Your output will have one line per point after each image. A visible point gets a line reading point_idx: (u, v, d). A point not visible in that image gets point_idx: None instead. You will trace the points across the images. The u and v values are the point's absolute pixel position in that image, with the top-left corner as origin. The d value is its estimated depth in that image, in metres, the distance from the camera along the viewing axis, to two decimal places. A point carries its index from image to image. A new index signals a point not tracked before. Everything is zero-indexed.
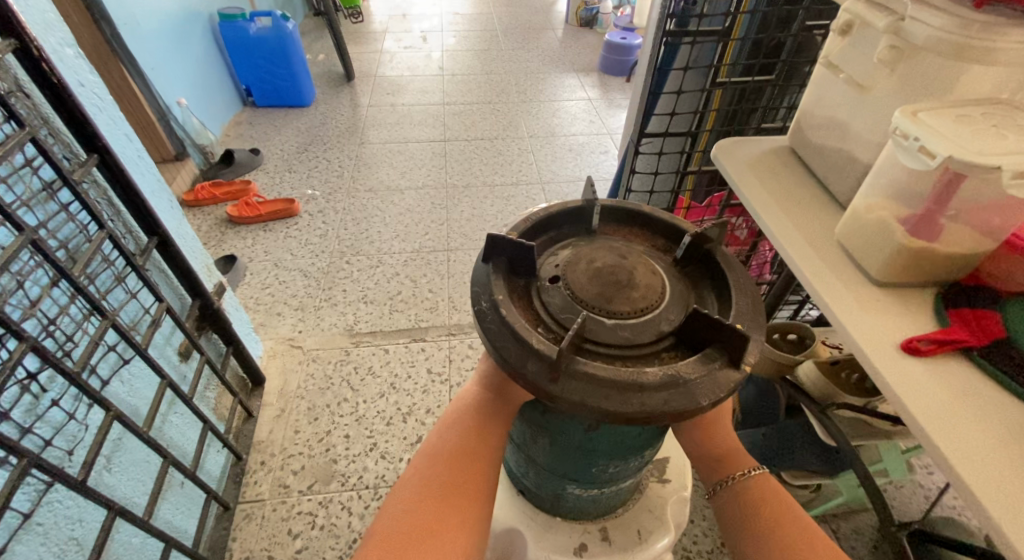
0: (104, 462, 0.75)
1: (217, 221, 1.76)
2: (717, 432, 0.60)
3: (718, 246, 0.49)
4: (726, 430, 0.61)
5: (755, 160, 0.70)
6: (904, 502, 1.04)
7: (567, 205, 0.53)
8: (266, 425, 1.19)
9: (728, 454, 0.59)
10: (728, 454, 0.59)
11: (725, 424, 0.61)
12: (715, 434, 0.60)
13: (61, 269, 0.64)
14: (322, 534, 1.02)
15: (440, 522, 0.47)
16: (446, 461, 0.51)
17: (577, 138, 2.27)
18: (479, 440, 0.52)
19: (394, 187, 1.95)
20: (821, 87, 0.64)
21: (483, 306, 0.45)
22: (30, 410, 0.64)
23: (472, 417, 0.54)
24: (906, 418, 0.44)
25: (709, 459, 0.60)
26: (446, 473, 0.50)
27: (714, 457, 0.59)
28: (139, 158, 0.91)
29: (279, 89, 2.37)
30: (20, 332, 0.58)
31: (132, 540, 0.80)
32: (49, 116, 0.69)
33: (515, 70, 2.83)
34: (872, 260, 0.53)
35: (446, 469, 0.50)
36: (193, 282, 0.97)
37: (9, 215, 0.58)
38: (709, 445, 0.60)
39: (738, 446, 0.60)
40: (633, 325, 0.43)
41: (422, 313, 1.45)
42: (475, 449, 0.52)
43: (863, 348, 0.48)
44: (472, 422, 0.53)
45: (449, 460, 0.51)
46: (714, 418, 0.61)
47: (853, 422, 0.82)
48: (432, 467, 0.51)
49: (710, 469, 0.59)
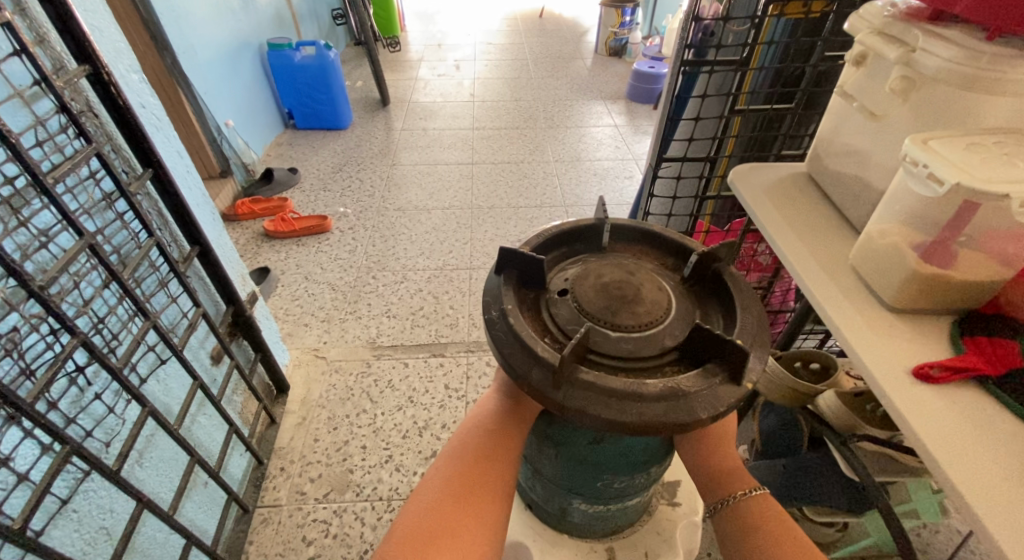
0: (137, 456, 0.79)
1: (254, 235, 1.85)
2: (716, 449, 0.61)
3: (726, 266, 0.50)
4: (729, 448, 0.61)
5: (771, 184, 0.71)
6: (933, 546, 0.99)
7: (579, 223, 0.55)
8: (288, 431, 1.23)
9: (724, 468, 0.59)
10: (725, 469, 0.59)
11: (727, 442, 0.62)
12: (715, 449, 0.61)
13: (113, 272, 0.70)
14: (335, 543, 1.04)
15: (456, 518, 0.48)
16: (464, 462, 0.52)
17: (602, 163, 2.30)
18: (498, 440, 0.54)
19: (421, 207, 2.01)
20: (838, 116, 0.65)
21: (493, 315, 0.47)
22: (76, 401, 0.68)
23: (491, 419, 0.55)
24: (914, 442, 0.43)
25: (707, 472, 0.59)
26: (465, 473, 0.51)
27: (714, 473, 0.59)
28: (188, 173, 0.97)
29: (318, 113, 2.50)
30: (73, 327, 0.63)
31: (157, 535, 0.83)
32: (113, 134, 0.76)
33: (545, 97, 2.91)
34: (885, 286, 0.53)
35: (466, 470, 0.51)
36: (229, 291, 1.02)
37: (73, 221, 0.64)
38: (707, 460, 0.60)
39: (741, 467, 0.59)
40: (637, 338, 0.44)
41: (442, 329, 1.48)
42: (493, 449, 0.53)
43: (872, 374, 0.48)
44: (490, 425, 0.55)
45: (470, 460, 0.52)
46: (716, 436, 0.62)
47: (877, 457, 0.79)
48: (451, 467, 0.52)
49: (709, 483, 0.59)
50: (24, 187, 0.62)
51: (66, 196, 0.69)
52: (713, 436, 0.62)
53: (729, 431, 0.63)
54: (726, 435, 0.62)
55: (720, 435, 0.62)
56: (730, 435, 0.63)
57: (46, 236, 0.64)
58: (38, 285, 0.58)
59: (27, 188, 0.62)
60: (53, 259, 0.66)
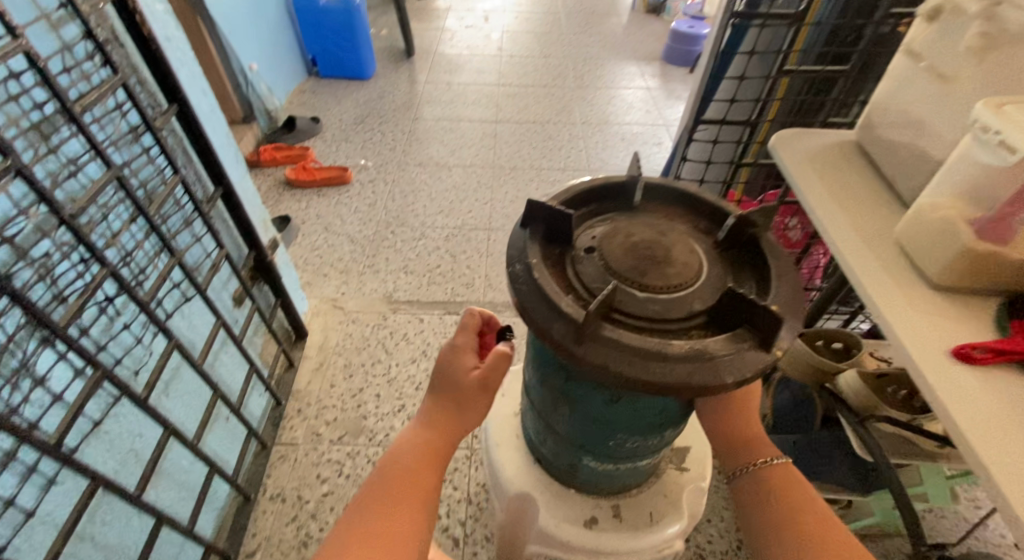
0: (164, 386, 0.82)
1: (276, 183, 1.86)
2: (741, 416, 0.60)
3: (763, 231, 0.48)
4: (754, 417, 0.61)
5: (815, 152, 0.67)
6: (940, 530, 0.99)
7: (610, 179, 0.53)
8: (306, 375, 1.26)
9: (747, 436, 0.59)
10: (748, 436, 0.59)
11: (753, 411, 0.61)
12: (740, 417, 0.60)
13: (140, 207, 0.71)
14: (348, 482, 1.08)
15: (416, 484, 0.52)
16: (429, 431, 0.55)
17: (630, 127, 2.23)
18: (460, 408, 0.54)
19: (442, 163, 1.98)
20: (900, 78, 0.61)
21: (517, 268, 0.46)
22: (106, 330, 0.70)
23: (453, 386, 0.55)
24: (947, 423, 0.41)
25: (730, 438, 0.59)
26: (407, 465, 0.53)
27: (737, 440, 0.59)
28: (211, 112, 0.96)
29: (342, 61, 2.44)
30: (102, 259, 0.65)
31: (182, 462, 0.87)
32: (139, 66, 0.75)
33: (574, 55, 2.80)
34: (929, 262, 0.50)
35: (410, 462, 0.53)
36: (251, 234, 1.03)
37: (100, 152, 0.65)
38: (731, 427, 0.60)
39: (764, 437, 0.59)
40: (664, 300, 0.43)
41: (458, 288, 1.48)
42: (454, 418, 0.54)
43: (908, 352, 0.45)
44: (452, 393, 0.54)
45: (432, 429, 0.54)
46: (743, 404, 0.61)
47: (893, 439, 0.76)
48: (399, 457, 0.54)
49: (730, 450, 0.59)
50: (52, 114, 0.62)
51: (93, 125, 0.68)
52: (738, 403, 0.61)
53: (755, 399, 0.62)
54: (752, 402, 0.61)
55: (747, 404, 0.61)
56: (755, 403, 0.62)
57: (76, 165, 0.64)
58: (68, 215, 0.60)
59: (56, 115, 0.62)
60: (82, 189, 0.66)
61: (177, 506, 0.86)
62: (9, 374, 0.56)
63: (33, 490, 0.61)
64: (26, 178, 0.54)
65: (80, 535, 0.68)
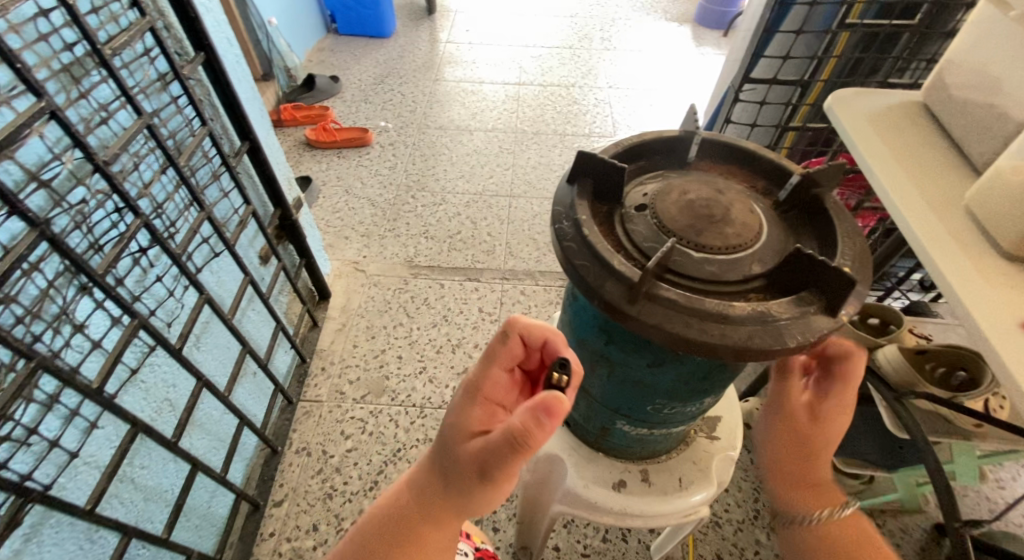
0: (195, 339, 0.83)
1: (296, 143, 1.84)
2: (820, 430, 0.49)
3: (828, 192, 0.45)
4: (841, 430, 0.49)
5: (876, 114, 0.64)
6: (965, 508, 0.99)
7: (662, 135, 0.51)
8: (329, 335, 1.27)
9: (819, 453, 0.49)
10: (821, 452, 0.49)
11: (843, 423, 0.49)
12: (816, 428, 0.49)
13: (171, 157, 0.70)
14: (371, 439, 1.09)
15: (433, 538, 0.46)
16: (451, 486, 0.44)
17: (658, 93, 2.15)
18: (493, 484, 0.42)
19: (464, 127, 1.94)
20: (979, 33, 0.57)
21: (564, 225, 0.45)
22: (140, 280, 0.70)
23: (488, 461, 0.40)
24: (1016, 395, 0.40)
25: (794, 451, 0.50)
26: (423, 512, 0.45)
27: (803, 455, 0.50)
28: (238, 63, 0.94)
29: (362, 18, 2.38)
30: (136, 208, 0.65)
31: (213, 413, 0.89)
32: (165, 10, 0.73)
33: (601, 16, 2.69)
34: (1004, 230, 0.47)
35: (427, 507, 0.45)
36: (276, 191, 1.02)
37: (131, 98, 0.64)
38: (800, 439, 0.49)
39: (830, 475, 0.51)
40: (721, 261, 0.41)
41: (480, 254, 1.47)
42: (484, 487, 0.42)
43: (978, 322, 0.43)
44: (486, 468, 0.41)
45: (455, 490, 0.44)
46: (830, 412, 0.48)
47: (928, 416, 0.76)
48: (420, 494, 0.46)
49: (798, 470, 0.50)
50: (82, 57, 0.60)
51: (122, 71, 0.67)
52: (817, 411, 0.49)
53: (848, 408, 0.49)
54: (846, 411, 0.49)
55: (833, 414, 0.48)
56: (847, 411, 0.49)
57: (107, 111, 0.63)
58: (102, 161, 0.59)
59: (85, 57, 0.61)
60: (113, 137, 0.65)
61: (210, 455, 0.88)
62: (50, 319, 0.57)
63: (76, 433, 0.62)
64: (61, 120, 0.53)
65: (119, 478, 0.70)
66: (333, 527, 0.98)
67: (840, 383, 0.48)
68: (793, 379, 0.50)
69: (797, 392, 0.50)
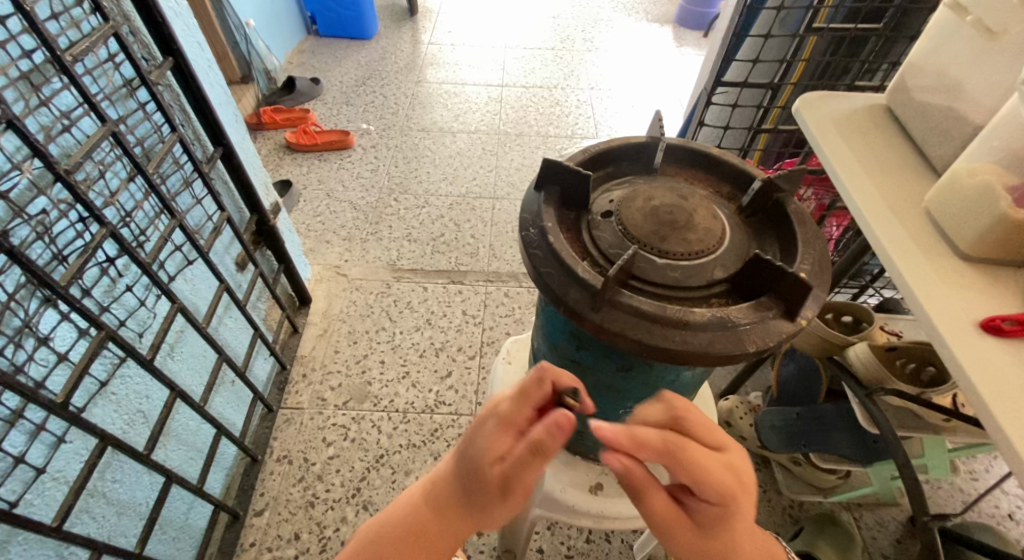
0: (168, 349, 0.81)
1: (276, 147, 1.82)
2: (711, 524, 0.43)
3: (790, 197, 0.46)
4: (738, 512, 0.42)
5: (841, 117, 0.65)
6: (939, 501, 1.01)
7: (629, 140, 0.51)
8: (310, 341, 1.26)
9: (727, 541, 0.44)
10: (727, 543, 0.43)
11: (736, 507, 0.42)
12: (705, 528, 0.43)
13: (138, 165, 0.69)
14: (353, 446, 1.09)
15: (435, 556, 0.46)
16: (468, 503, 0.45)
17: (640, 94, 2.17)
18: (514, 497, 0.44)
19: (446, 128, 1.93)
20: (939, 37, 0.58)
21: (531, 232, 0.45)
22: (108, 291, 0.69)
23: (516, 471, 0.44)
24: (972, 395, 0.40)
25: (701, 555, 0.44)
26: (432, 530, 0.45)
27: (709, 553, 0.44)
28: (209, 68, 0.93)
29: (343, 20, 2.36)
30: (101, 218, 0.63)
31: (189, 423, 0.88)
32: (130, 15, 0.71)
33: (583, 17, 2.70)
34: (961, 231, 0.48)
35: (437, 524, 0.46)
36: (252, 197, 1.01)
37: (94, 105, 0.63)
38: (698, 546, 0.43)
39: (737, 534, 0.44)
40: (684, 267, 0.42)
41: (463, 257, 1.46)
42: (500, 504, 0.45)
43: (935, 323, 0.44)
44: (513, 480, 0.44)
45: (472, 508, 0.45)
46: (711, 504, 0.42)
47: (900, 412, 0.76)
48: (431, 511, 0.46)
49: (699, 543, 0.44)
50: (41, 63, 0.59)
51: (85, 77, 0.65)
52: (695, 502, 0.43)
53: (731, 488, 0.41)
54: (734, 489, 0.42)
55: (719, 506, 0.42)
56: (733, 493, 0.41)
57: (69, 119, 0.62)
58: (64, 170, 0.58)
59: (45, 64, 0.60)
60: (77, 145, 0.64)
61: (186, 467, 0.87)
62: (12, 333, 0.56)
63: (42, 448, 0.61)
64: (18, 129, 0.52)
65: (90, 492, 0.68)
66: (315, 535, 0.97)
67: (696, 479, 0.41)
68: (649, 495, 0.44)
69: (663, 505, 0.44)
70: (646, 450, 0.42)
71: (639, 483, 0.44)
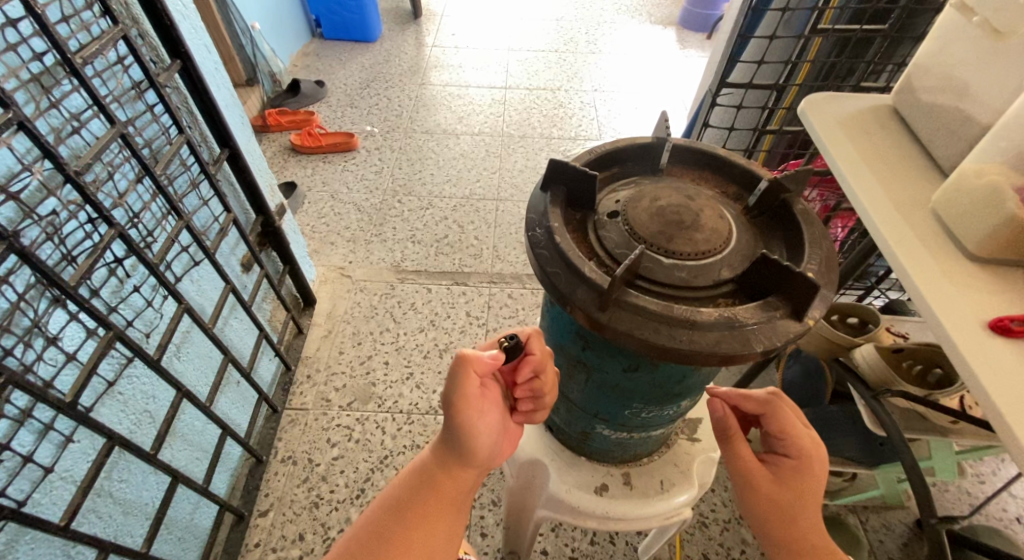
0: (175, 349, 0.82)
1: (281, 149, 1.83)
2: (786, 479, 0.49)
3: (796, 197, 0.46)
4: (811, 473, 0.49)
5: (847, 118, 0.65)
6: (946, 503, 1.00)
7: (635, 141, 0.51)
8: (315, 342, 1.26)
9: (794, 498, 0.49)
10: (798, 502, 0.48)
11: (810, 466, 0.49)
12: (780, 481, 0.49)
13: (146, 166, 0.69)
14: (357, 447, 1.09)
15: (438, 513, 0.50)
16: (449, 449, 0.51)
17: (644, 96, 2.17)
18: (484, 424, 0.50)
19: (450, 130, 1.94)
20: (945, 37, 0.58)
21: (538, 232, 0.45)
22: (116, 291, 0.70)
23: (451, 403, 0.49)
24: (980, 396, 0.40)
25: (771, 507, 0.49)
26: (428, 488, 0.51)
27: (778, 501, 0.49)
28: (216, 70, 0.93)
29: (347, 23, 2.37)
30: (110, 219, 0.64)
31: (195, 423, 0.88)
32: (139, 18, 0.72)
33: (587, 19, 2.70)
34: (969, 232, 0.48)
35: (430, 482, 0.51)
36: (258, 198, 1.02)
37: (104, 107, 0.63)
38: (771, 494, 0.49)
39: (806, 495, 0.49)
40: (691, 267, 0.42)
41: (466, 258, 1.47)
42: (475, 436, 0.50)
43: (943, 324, 0.44)
44: (453, 414, 0.49)
45: (454, 452, 0.51)
46: (790, 457, 0.50)
47: (906, 414, 0.75)
48: (422, 475, 0.52)
49: (766, 488, 0.49)
50: (52, 66, 0.60)
51: (94, 80, 0.66)
52: (773, 459, 0.51)
53: (811, 449, 0.50)
54: (810, 450, 0.50)
55: (796, 457, 0.50)
56: (810, 453, 0.49)
57: (79, 121, 0.62)
58: (74, 171, 0.58)
59: (56, 67, 0.60)
60: (86, 146, 0.65)
61: (192, 467, 0.87)
62: (22, 333, 0.56)
63: (51, 447, 0.61)
64: (29, 131, 0.53)
65: (96, 492, 0.69)
66: (319, 536, 0.97)
67: (784, 429, 0.50)
68: (736, 440, 0.52)
69: (747, 453, 0.51)
70: (749, 403, 0.53)
71: (731, 429, 0.52)
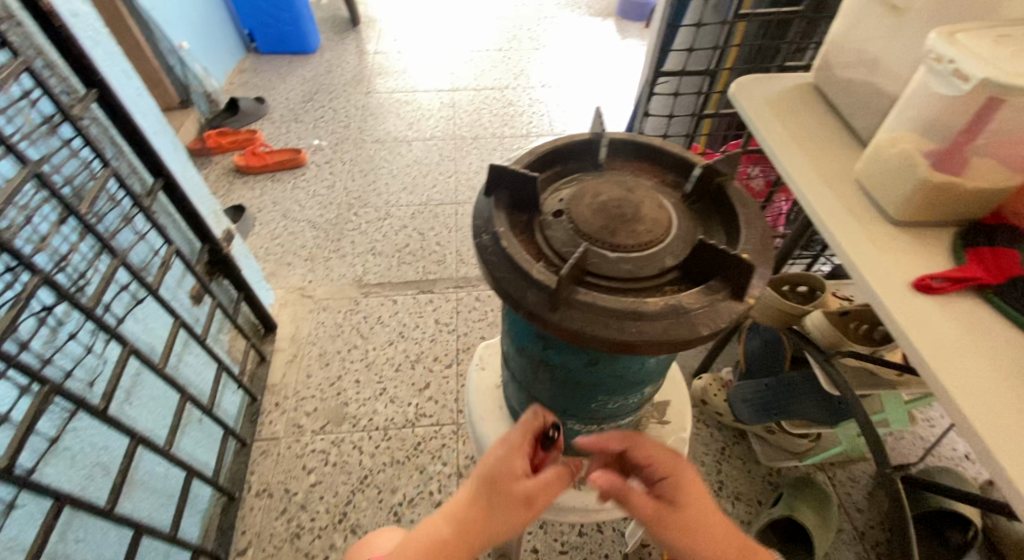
0: (125, 395, 0.78)
1: (224, 171, 1.77)
2: (678, 498, 0.49)
3: (730, 180, 0.47)
4: (691, 482, 0.50)
5: (775, 98, 0.68)
6: (903, 451, 1.06)
7: (573, 139, 0.52)
8: (280, 368, 1.23)
9: (699, 512, 0.48)
10: (699, 511, 0.48)
11: (685, 479, 0.50)
12: (676, 504, 0.49)
13: (68, 205, 0.66)
14: (335, 470, 1.07)
15: None
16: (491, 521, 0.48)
17: (591, 88, 2.19)
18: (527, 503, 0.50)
19: (401, 138, 1.92)
20: (853, 16, 0.61)
21: (485, 238, 0.45)
22: (49, 341, 0.66)
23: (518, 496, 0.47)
24: (912, 354, 0.42)
25: (684, 531, 0.47)
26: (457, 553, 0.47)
27: (689, 522, 0.47)
28: (139, 96, 0.89)
29: (282, 35, 2.30)
30: (32, 266, 0.60)
31: (156, 469, 0.85)
32: (44, 48, 0.69)
33: (529, 16, 2.72)
34: (890, 199, 0.51)
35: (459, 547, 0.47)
36: (201, 226, 0.98)
37: (12, 147, 0.59)
38: (677, 517, 0.48)
39: (705, 505, 0.49)
40: (636, 259, 0.43)
41: (430, 266, 1.46)
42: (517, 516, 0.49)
43: (872, 288, 0.46)
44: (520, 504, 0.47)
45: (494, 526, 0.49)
46: (667, 478, 0.51)
47: (858, 372, 0.79)
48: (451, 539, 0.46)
49: (671, 516, 0.48)
50: None
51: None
52: (659, 487, 0.51)
53: (675, 464, 0.52)
54: (676, 466, 0.51)
55: (670, 478, 0.51)
56: (676, 465, 0.51)
57: None
58: None
59: None
60: None
61: (158, 514, 0.83)
62: None
63: None
64: None
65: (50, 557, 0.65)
66: None
67: (648, 455, 0.52)
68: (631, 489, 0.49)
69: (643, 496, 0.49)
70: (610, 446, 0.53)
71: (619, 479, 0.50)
